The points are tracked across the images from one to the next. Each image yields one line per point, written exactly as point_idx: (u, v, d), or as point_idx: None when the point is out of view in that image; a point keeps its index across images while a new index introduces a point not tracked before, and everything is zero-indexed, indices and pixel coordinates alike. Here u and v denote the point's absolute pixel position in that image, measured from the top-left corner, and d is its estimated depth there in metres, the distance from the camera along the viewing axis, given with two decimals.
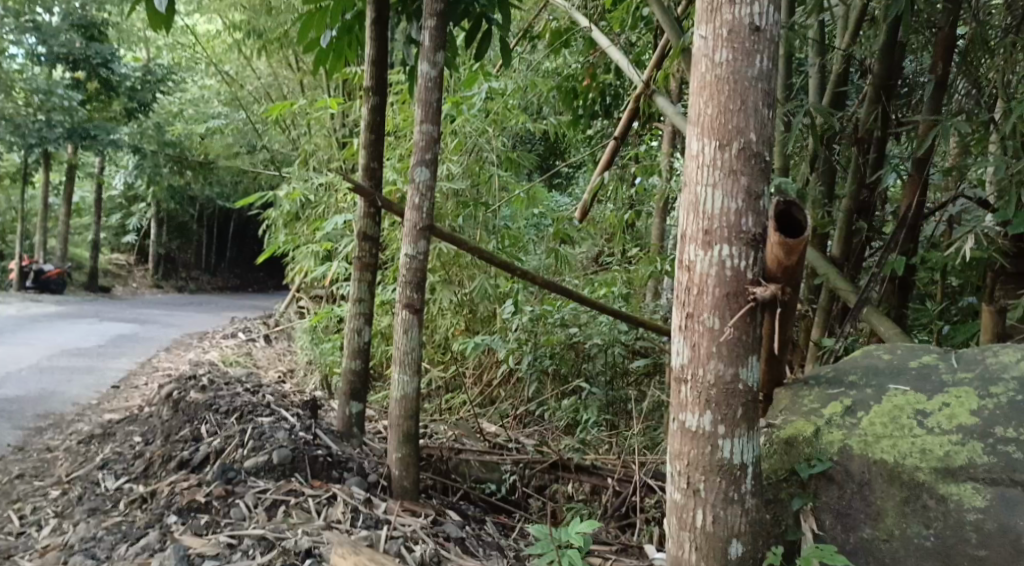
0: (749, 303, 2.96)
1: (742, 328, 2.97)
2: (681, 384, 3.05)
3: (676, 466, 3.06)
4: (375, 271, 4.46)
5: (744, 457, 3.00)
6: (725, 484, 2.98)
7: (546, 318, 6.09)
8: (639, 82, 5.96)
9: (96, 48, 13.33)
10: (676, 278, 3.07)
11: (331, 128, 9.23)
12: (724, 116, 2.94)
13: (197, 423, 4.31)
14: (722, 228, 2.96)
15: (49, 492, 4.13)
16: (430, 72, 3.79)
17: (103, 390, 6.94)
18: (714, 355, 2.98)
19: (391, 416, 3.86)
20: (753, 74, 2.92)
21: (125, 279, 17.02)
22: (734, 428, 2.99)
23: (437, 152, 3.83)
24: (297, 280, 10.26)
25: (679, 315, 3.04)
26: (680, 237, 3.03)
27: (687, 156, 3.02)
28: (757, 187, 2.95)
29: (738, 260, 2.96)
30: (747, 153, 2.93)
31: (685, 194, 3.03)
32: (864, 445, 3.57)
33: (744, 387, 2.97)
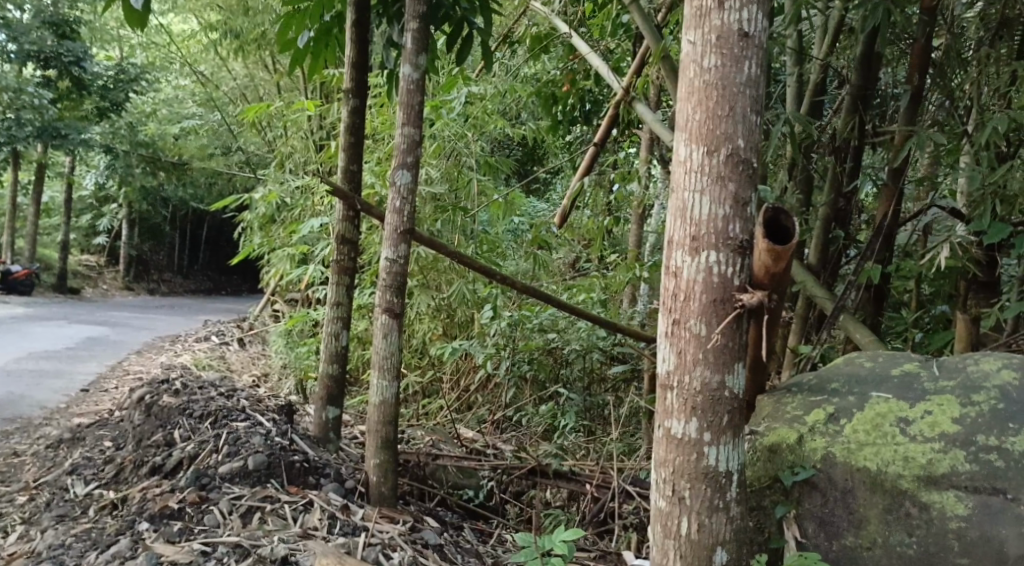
0: (736, 309, 2.93)
1: (729, 335, 2.94)
2: (666, 391, 3.02)
3: (661, 474, 3.03)
4: (353, 275, 4.43)
5: (729, 464, 2.98)
6: (711, 492, 2.96)
7: (525, 324, 6.06)
8: (618, 88, 5.96)
9: (69, 47, 13.17)
10: (663, 284, 3.04)
11: (308, 130, 9.18)
12: (712, 122, 2.92)
13: (170, 428, 4.25)
14: (709, 234, 2.93)
15: (16, 498, 4.05)
16: (411, 75, 3.76)
17: (71, 393, 6.84)
18: (700, 362, 2.95)
19: (370, 421, 3.82)
20: (741, 80, 2.91)
21: (95, 281, 16.82)
22: (720, 435, 2.96)
23: (418, 156, 3.81)
24: (273, 283, 10.21)
25: (665, 322, 3.01)
26: (667, 243, 3.01)
27: (675, 161, 3.00)
28: (745, 194, 2.93)
29: (725, 267, 2.93)
30: (735, 160, 2.91)
31: (673, 200, 3.00)
32: (847, 452, 3.61)
33: (731, 395, 2.95)
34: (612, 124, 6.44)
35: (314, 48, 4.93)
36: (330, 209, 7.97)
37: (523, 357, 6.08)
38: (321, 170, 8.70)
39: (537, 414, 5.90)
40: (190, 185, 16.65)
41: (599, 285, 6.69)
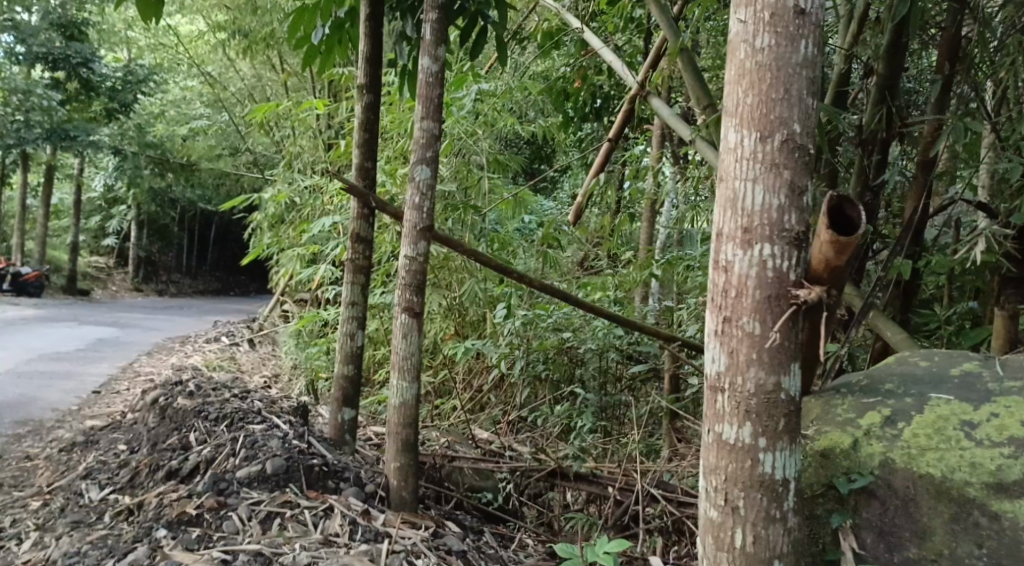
0: (792, 307, 2.77)
1: (785, 334, 2.78)
2: (717, 393, 2.84)
3: (711, 482, 2.85)
4: (369, 274, 4.34)
5: (786, 471, 2.81)
6: (767, 503, 2.78)
7: (539, 323, 5.96)
8: (633, 83, 5.88)
9: (77, 48, 13.13)
10: (711, 280, 2.87)
11: (317, 129, 9.10)
12: (766, 106, 2.77)
13: (186, 431, 4.18)
14: (763, 226, 2.77)
15: (30, 503, 3.98)
16: (430, 67, 3.67)
17: (84, 395, 6.78)
18: (754, 363, 2.78)
19: (390, 424, 3.74)
20: (797, 61, 2.76)
21: (105, 283, 16.80)
22: (775, 441, 2.79)
23: (437, 151, 3.73)
24: (282, 283, 10.15)
25: (714, 320, 2.85)
26: (716, 235, 2.85)
27: (724, 149, 2.84)
28: (801, 182, 2.78)
29: (781, 260, 2.77)
30: (791, 146, 2.76)
31: (721, 190, 2.84)
32: (907, 458, 3.45)
33: (787, 398, 2.78)
34: (626, 120, 6.35)
35: (326, 43, 4.85)
36: (341, 207, 7.88)
37: (538, 357, 5.97)
38: (331, 169, 8.62)
39: (552, 415, 5.76)
40: (198, 186, 16.61)
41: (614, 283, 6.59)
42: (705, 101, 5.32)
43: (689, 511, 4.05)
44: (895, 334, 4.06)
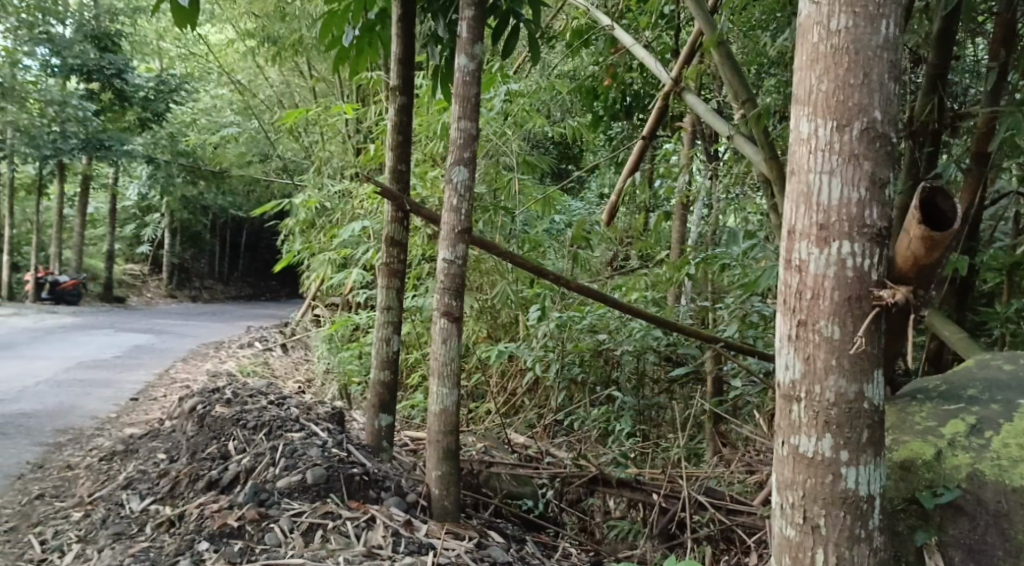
0: (874, 309, 2.63)
1: (868, 339, 2.64)
2: (792, 403, 2.70)
3: (788, 498, 2.71)
4: (404, 278, 4.27)
5: (869, 486, 2.67)
6: (850, 521, 2.64)
7: (574, 325, 5.83)
8: (668, 79, 5.77)
9: (110, 58, 13.25)
10: (783, 282, 2.72)
11: (347, 134, 9.08)
12: (844, 92, 2.62)
13: (225, 440, 4.13)
14: (841, 222, 2.63)
15: (71, 513, 3.94)
16: (467, 66, 3.60)
17: (122, 403, 6.77)
18: (834, 370, 2.64)
19: (430, 432, 3.66)
20: (877, 43, 2.61)
21: (140, 290, 16.93)
22: (858, 454, 2.65)
23: (475, 151, 3.65)
24: (313, 288, 10.13)
25: (789, 324, 2.70)
26: (789, 233, 2.70)
27: (796, 139, 2.70)
28: (883, 174, 2.63)
29: (861, 259, 2.63)
30: (871, 135, 2.62)
31: (794, 184, 2.70)
32: (997, 470, 3.32)
33: (870, 407, 2.63)
34: (661, 117, 6.23)
35: (358, 46, 4.79)
36: (372, 211, 7.83)
37: (574, 359, 5.88)
38: (362, 173, 8.58)
39: (589, 419, 5.68)
40: (229, 193, 16.67)
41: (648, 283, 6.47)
42: (743, 95, 5.20)
43: (739, 519, 3.93)
44: (954, 335, 3.97)
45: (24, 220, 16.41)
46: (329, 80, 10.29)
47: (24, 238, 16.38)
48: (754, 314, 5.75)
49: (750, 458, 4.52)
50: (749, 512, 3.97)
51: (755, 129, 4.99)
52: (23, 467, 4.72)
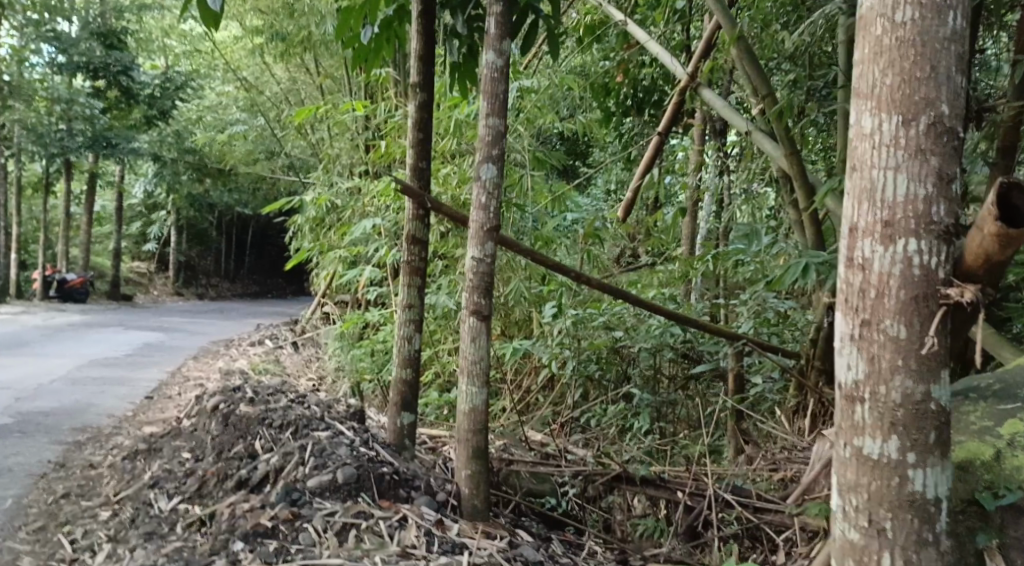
0: (941, 308, 2.54)
1: (936, 338, 2.55)
2: (855, 403, 2.62)
3: (852, 501, 2.63)
4: (425, 276, 4.25)
5: (937, 489, 2.58)
6: (918, 525, 2.55)
7: (592, 321, 5.83)
8: (684, 75, 5.71)
9: (116, 56, 13.17)
10: (846, 281, 2.63)
11: (356, 131, 8.94)
12: (909, 85, 2.53)
13: (252, 438, 4.16)
14: (907, 219, 2.54)
15: (99, 513, 3.96)
16: (495, 62, 3.59)
17: (137, 401, 6.77)
18: (900, 370, 2.55)
19: (460, 430, 3.68)
20: (944, 35, 2.52)
21: (145, 288, 16.93)
22: (926, 456, 2.56)
23: (502, 147, 3.65)
24: (322, 286, 10.15)
25: (851, 323, 2.61)
26: (852, 230, 2.61)
27: (857, 135, 2.61)
28: (950, 169, 2.54)
29: (928, 257, 2.54)
30: (938, 129, 2.52)
31: (856, 180, 2.61)
32: None
33: (938, 408, 2.55)
34: (677, 114, 6.22)
35: (374, 41, 4.76)
36: (383, 208, 7.80)
37: (591, 356, 5.84)
38: (372, 171, 8.56)
39: (605, 416, 5.65)
40: (235, 190, 16.64)
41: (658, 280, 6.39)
42: (761, 91, 5.19)
43: (768, 518, 3.90)
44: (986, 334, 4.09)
45: (31, 218, 16.42)
46: (337, 76, 10.25)
47: (30, 236, 16.38)
48: (770, 311, 5.72)
49: (774, 455, 4.53)
50: (777, 510, 3.94)
51: (775, 124, 4.98)
52: (44, 466, 4.72)
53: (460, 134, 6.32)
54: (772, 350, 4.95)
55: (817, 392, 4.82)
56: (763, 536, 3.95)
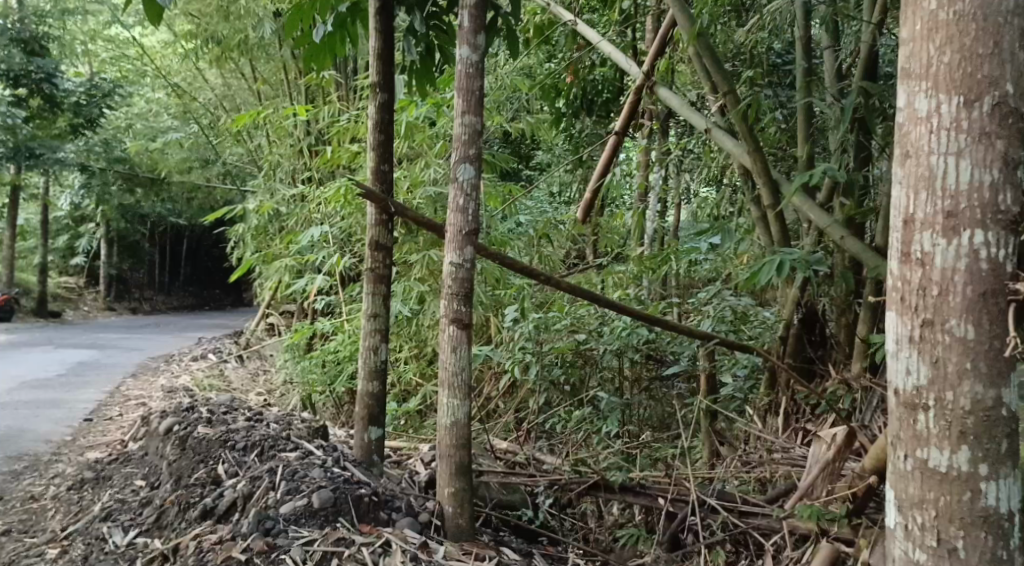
0: (1011, 304, 2.35)
1: (1005, 337, 2.35)
2: (916, 412, 2.43)
3: (919, 518, 2.43)
4: (390, 283, 4.09)
5: (1010, 502, 2.40)
6: (993, 542, 2.37)
7: (552, 325, 5.62)
8: (639, 74, 5.68)
9: (39, 63, 12.67)
10: (902, 277, 2.45)
11: (297, 137, 8.61)
12: (971, 63, 2.35)
13: (213, 463, 4.02)
14: (971, 208, 2.36)
15: (47, 551, 3.75)
16: (471, 57, 3.49)
17: (75, 424, 6.45)
18: (969, 374, 2.36)
19: (441, 447, 3.56)
20: (1008, 8, 2.34)
21: (75, 304, 16.35)
22: (998, 467, 2.38)
23: (479, 146, 3.56)
24: (267, 296, 9.84)
25: (910, 324, 2.42)
26: (907, 222, 2.43)
27: (910, 119, 2.43)
28: (1016, 152, 2.36)
29: (996, 249, 2.35)
30: (1003, 110, 2.35)
31: (911, 168, 2.43)
32: None
33: (1010, 414, 2.36)
34: (633, 111, 6.06)
35: (324, 39, 4.56)
36: (328, 215, 7.51)
37: (554, 360, 5.63)
38: (315, 177, 8.29)
39: (571, 422, 5.47)
40: (168, 201, 16.12)
41: (611, 283, 6.14)
42: (722, 86, 5.10)
43: (756, 522, 3.85)
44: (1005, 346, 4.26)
45: None
46: (274, 81, 9.91)
47: None
48: (728, 310, 5.44)
49: (748, 455, 4.43)
50: (764, 514, 3.89)
51: (737, 119, 4.91)
52: None
53: (412, 139, 6.15)
54: (742, 349, 4.85)
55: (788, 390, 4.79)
56: (749, 541, 3.91)
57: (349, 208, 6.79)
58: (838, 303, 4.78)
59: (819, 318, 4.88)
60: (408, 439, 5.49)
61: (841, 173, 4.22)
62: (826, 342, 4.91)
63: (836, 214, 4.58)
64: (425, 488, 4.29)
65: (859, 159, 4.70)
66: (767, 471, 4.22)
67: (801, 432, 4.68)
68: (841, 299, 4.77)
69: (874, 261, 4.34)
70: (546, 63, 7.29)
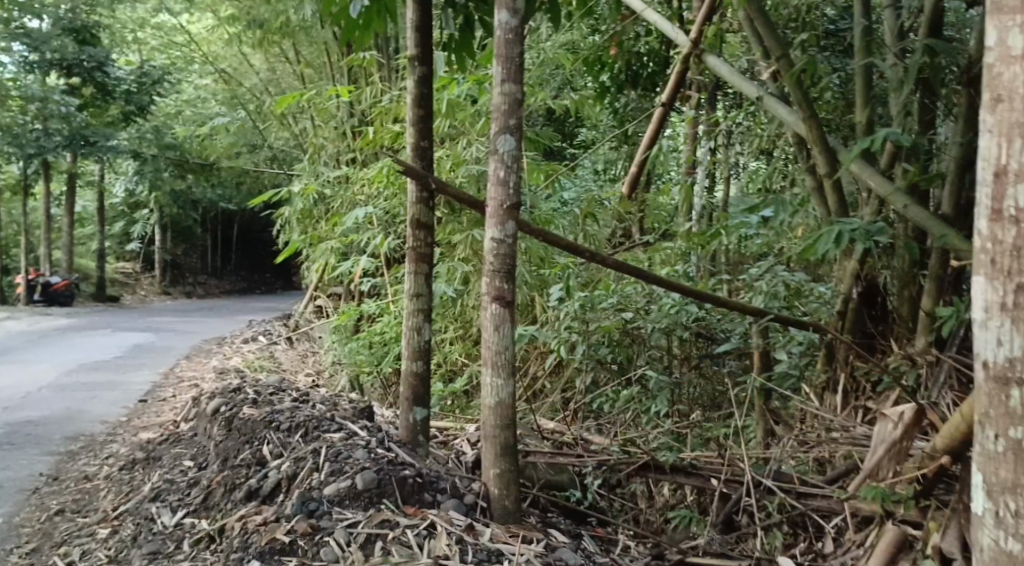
0: None
1: None
2: (1009, 388, 2.22)
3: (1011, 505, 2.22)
4: (432, 262, 4.01)
5: None
6: None
7: (599, 303, 5.51)
8: (687, 43, 5.60)
9: (89, 52, 12.77)
10: (992, 236, 2.23)
11: (340, 119, 8.58)
12: None
13: (258, 444, 3.99)
14: None
15: (97, 531, 3.76)
16: (509, 22, 3.39)
17: (130, 405, 6.49)
18: None
19: (485, 427, 3.48)
20: None
21: (132, 289, 16.57)
22: None
23: (521, 116, 3.46)
24: (315, 278, 9.86)
25: (1006, 287, 2.20)
26: (1000, 174, 2.21)
27: (1003, 60, 2.22)
28: None
29: None
30: None
31: (1002, 114, 2.21)
32: None
33: None
34: (680, 83, 5.95)
35: (361, 14, 4.48)
36: (374, 195, 7.44)
37: (601, 339, 5.50)
38: (359, 159, 8.25)
39: (619, 402, 5.35)
40: (218, 186, 16.23)
41: (658, 260, 5.95)
42: (774, 53, 4.95)
43: (815, 504, 3.73)
44: None
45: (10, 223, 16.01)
46: (317, 64, 9.87)
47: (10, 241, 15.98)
48: (781, 285, 5.27)
49: (805, 435, 4.30)
50: (823, 495, 3.78)
51: (789, 87, 4.75)
52: (37, 480, 4.46)
53: (453, 115, 6.06)
54: (797, 326, 4.76)
55: (847, 367, 4.71)
56: (808, 523, 3.80)
57: (393, 187, 6.74)
58: (901, 276, 4.62)
59: (880, 291, 4.74)
60: (455, 419, 5.43)
61: (904, 139, 4.09)
62: (888, 317, 4.77)
63: (896, 182, 4.44)
64: (472, 469, 4.28)
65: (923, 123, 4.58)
66: (826, 452, 4.09)
67: (860, 410, 4.60)
68: (904, 272, 4.61)
69: (939, 230, 4.21)
70: (591, 37, 7.11)
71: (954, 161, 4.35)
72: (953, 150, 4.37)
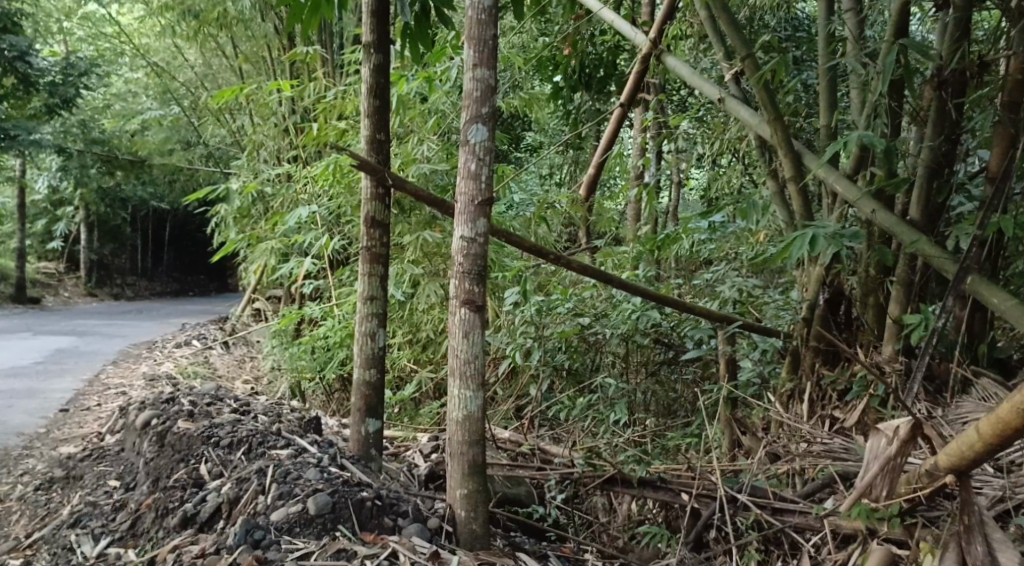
0: None
1: None
2: None
3: None
4: (388, 264, 3.77)
5: None
6: None
7: (556, 308, 5.30)
8: (646, 41, 5.31)
9: (10, 40, 11.39)
10: None
11: (280, 115, 8.21)
12: None
13: (195, 462, 3.71)
14: None
15: (9, 561, 3.44)
16: (483, 2, 3.17)
17: (49, 416, 6.08)
18: None
19: (453, 444, 3.24)
20: None
21: (56, 290, 15.84)
22: None
23: (494, 104, 3.25)
24: (253, 281, 9.48)
25: None
26: None
27: None
28: None
29: None
30: None
31: None
32: None
33: None
34: (638, 83, 5.80)
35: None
36: (317, 195, 7.11)
37: (557, 345, 5.30)
38: (301, 157, 7.91)
39: (575, 409, 5.12)
40: (150, 185, 15.59)
41: (613, 265, 5.76)
42: (740, 52, 4.76)
43: (792, 521, 3.61)
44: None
45: None
46: (256, 58, 9.47)
47: None
48: (741, 292, 5.12)
49: (775, 447, 4.16)
50: (801, 512, 3.66)
51: (756, 87, 4.59)
52: None
53: (403, 112, 5.78)
54: (763, 332, 4.68)
55: (813, 375, 4.56)
56: (782, 540, 3.66)
57: (338, 186, 6.44)
58: (867, 282, 4.48)
59: (844, 298, 4.60)
60: (404, 428, 5.16)
61: (878, 142, 3.96)
62: (852, 325, 4.61)
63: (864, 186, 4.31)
64: (426, 483, 4.07)
65: (891, 125, 4.44)
66: (797, 465, 3.94)
67: (827, 420, 4.49)
68: (870, 278, 4.46)
69: (910, 235, 4.05)
70: (541, 38, 6.95)
71: (923, 164, 4.21)
72: (922, 153, 4.23)
